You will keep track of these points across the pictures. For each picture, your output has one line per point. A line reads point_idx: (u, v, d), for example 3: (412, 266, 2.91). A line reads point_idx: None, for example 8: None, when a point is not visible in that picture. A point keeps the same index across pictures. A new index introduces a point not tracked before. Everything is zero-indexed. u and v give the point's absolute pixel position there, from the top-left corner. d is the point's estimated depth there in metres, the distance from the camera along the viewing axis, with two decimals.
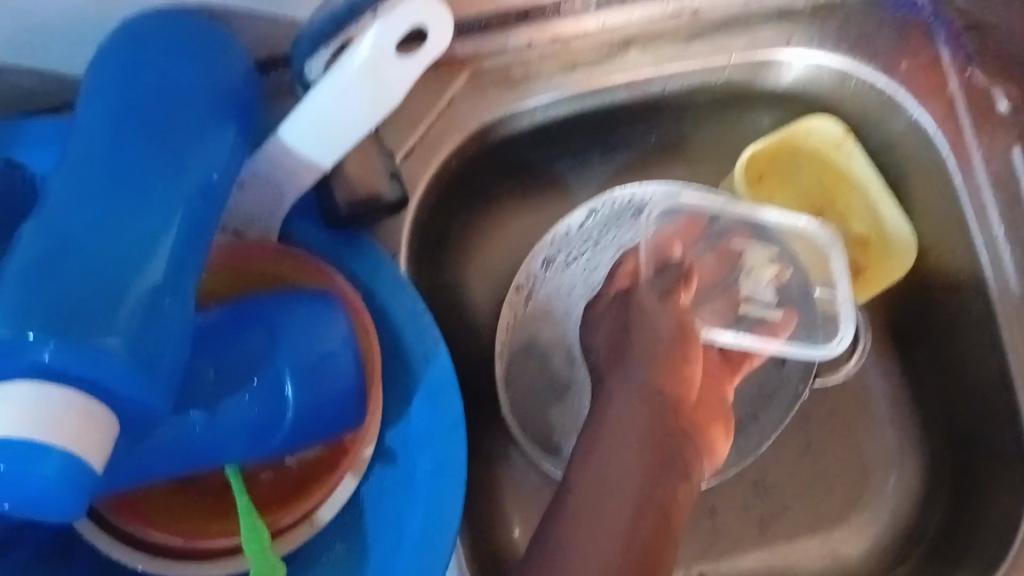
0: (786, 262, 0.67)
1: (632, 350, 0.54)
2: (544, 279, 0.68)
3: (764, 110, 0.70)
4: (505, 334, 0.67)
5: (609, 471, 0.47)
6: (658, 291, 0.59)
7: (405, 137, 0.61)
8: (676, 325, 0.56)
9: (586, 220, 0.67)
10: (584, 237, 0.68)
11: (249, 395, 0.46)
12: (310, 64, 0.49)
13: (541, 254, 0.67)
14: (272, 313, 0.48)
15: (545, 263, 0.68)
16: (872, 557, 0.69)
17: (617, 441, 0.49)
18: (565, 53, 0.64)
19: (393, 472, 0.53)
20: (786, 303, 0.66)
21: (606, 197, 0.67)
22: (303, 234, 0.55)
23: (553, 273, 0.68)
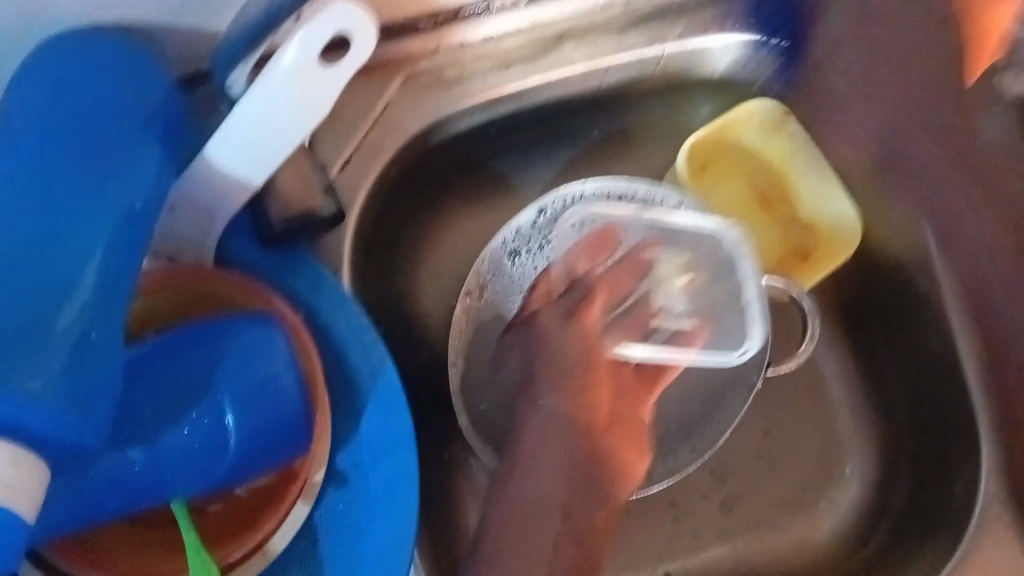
0: (697, 268, 0.63)
1: (539, 374, 0.57)
2: (501, 271, 0.67)
3: (704, 97, 0.70)
4: (457, 335, 0.66)
5: (526, 506, 0.50)
6: (562, 310, 0.60)
7: (340, 146, 0.59)
8: (581, 348, 0.58)
9: (538, 218, 0.67)
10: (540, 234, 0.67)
11: (190, 427, 0.44)
12: (230, 79, 0.48)
13: (493, 253, 0.67)
14: (211, 339, 0.46)
15: (496, 262, 0.67)
16: (837, 539, 0.69)
17: (533, 475, 0.52)
18: (500, 52, 0.63)
19: (347, 493, 0.52)
20: (698, 312, 0.63)
21: (557, 195, 0.67)
22: (237, 253, 0.53)
23: (507, 271, 0.67)
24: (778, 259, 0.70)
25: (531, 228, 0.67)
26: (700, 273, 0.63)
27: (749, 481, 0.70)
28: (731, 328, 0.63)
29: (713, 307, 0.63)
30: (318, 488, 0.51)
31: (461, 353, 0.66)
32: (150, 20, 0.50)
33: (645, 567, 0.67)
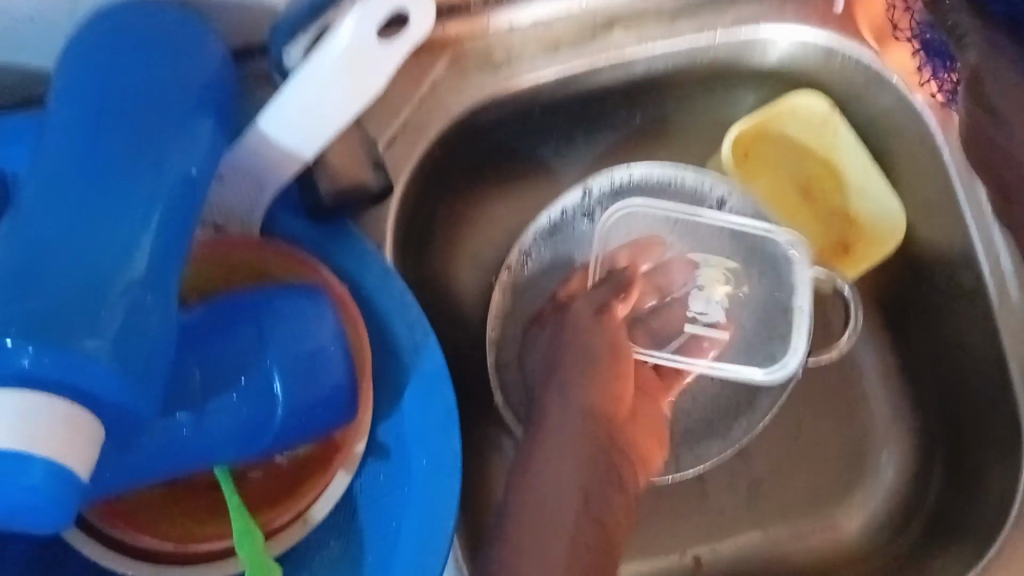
0: (739, 279, 0.66)
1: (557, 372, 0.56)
2: (565, 228, 0.68)
3: (749, 85, 0.69)
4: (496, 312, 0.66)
5: (541, 502, 0.49)
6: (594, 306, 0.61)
7: (387, 124, 0.59)
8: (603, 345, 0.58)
9: (584, 201, 0.68)
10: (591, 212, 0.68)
11: (240, 395, 0.45)
12: (287, 53, 0.48)
13: (551, 222, 0.67)
14: (262, 308, 0.46)
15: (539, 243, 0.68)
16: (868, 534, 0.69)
17: (548, 467, 0.50)
18: (547, 34, 0.62)
19: (388, 467, 0.52)
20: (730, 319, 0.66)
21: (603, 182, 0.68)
22: (284, 226, 0.54)
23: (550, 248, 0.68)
24: (817, 252, 0.71)
25: (579, 209, 0.68)
26: (744, 282, 0.66)
27: (778, 472, 0.71)
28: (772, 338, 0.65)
29: (748, 315, 0.65)
30: (358, 461, 0.52)
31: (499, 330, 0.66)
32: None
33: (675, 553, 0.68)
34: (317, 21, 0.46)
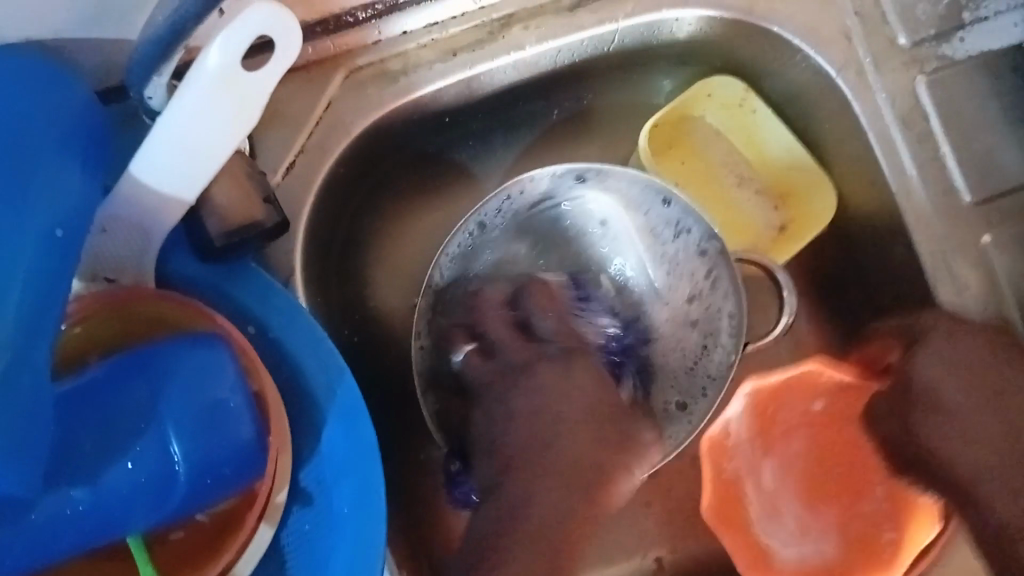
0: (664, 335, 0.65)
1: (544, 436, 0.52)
2: (543, 196, 0.63)
3: (664, 70, 0.68)
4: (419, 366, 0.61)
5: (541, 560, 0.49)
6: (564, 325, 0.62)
7: (284, 151, 0.56)
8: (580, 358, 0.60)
9: (530, 190, 0.62)
10: (549, 195, 0.63)
11: (134, 460, 0.42)
12: (147, 92, 0.44)
13: (518, 194, 0.62)
14: (151, 362, 0.44)
15: (475, 235, 0.62)
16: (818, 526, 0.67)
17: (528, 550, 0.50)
18: (444, 39, 0.59)
19: (314, 514, 0.50)
20: (662, 386, 0.64)
21: (600, 171, 0.61)
22: (180, 270, 0.51)
23: (496, 230, 0.63)
24: (744, 237, 0.69)
25: (521, 199, 0.62)
26: (674, 336, 0.65)
27: (734, 459, 0.69)
28: (678, 409, 0.64)
29: (677, 366, 0.65)
30: (280, 511, 0.49)
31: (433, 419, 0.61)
32: (66, 32, 0.46)
33: (634, 557, 0.67)
34: (168, 56, 0.42)
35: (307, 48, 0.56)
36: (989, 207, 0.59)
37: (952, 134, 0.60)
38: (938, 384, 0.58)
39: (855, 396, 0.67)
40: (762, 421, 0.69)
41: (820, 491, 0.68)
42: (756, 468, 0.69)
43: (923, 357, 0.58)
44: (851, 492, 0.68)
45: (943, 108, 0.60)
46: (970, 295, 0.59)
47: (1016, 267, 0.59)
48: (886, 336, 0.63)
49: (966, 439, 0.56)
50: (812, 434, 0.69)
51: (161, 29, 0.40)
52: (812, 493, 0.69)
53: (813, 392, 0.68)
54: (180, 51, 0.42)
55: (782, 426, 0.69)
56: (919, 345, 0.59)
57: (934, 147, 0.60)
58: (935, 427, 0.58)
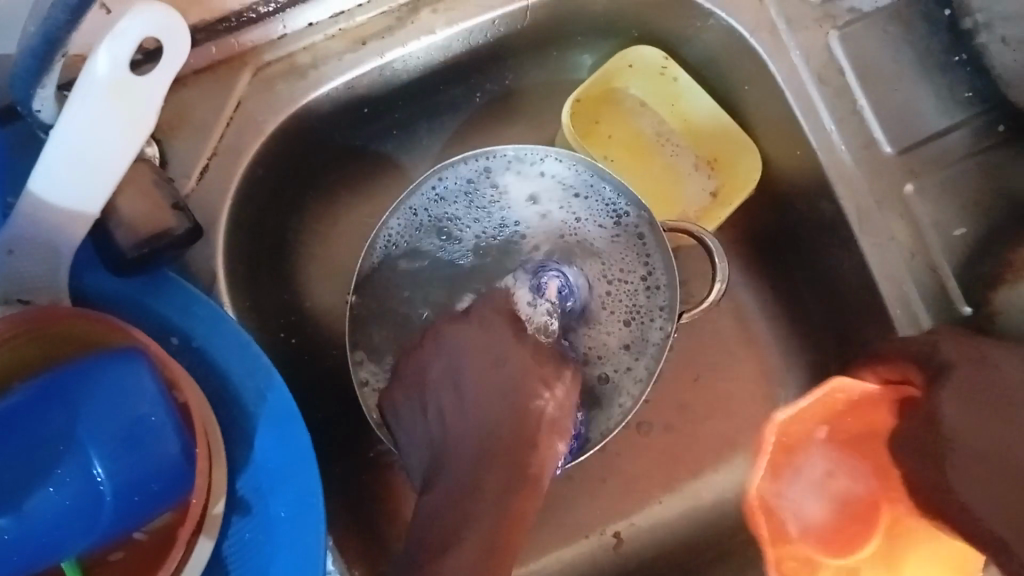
0: (597, 320, 0.62)
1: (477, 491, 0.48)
2: (480, 182, 0.63)
3: (582, 44, 0.68)
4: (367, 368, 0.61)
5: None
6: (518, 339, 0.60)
7: (195, 155, 0.54)
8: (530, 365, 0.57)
9: (468, 172, 0.62)
10: (484, 180, 0.63)
11: (56, 485, 0.41)
12: (34, 106, 0.44)
13: (455, 177, 0.62)
14: (67, 385, 0.43)
15: (410, 222, 0.62)
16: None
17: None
18: (351, 29, 0.57)
19: (253, 523, 0.49)
20: (599, 366, 0.61)
21: (536, 152, 0.61)
22: (95, 287, 0.49)
23: (432, 216, 0.62)
24: (673, 208, 0.68)
25: (460, 181, 0.62)
26: (607, 319, 0.62)
27: (685, 428, 0.69)
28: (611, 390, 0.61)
29: (608, 351, 0.62)
30: (218, 523, 0.48)
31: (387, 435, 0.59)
32: None
33: (592, 534, 0.67)
34: (51, 62, 0.42)
35: (210, 48, 0.54)
36: (910, 156, 0.60)
37: (866, 87, 0.60)
38: (944, 413, 0.49)
39: (877, 411, 0.56)
40: (779, 441, 0.57)
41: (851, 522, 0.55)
42: (794, 506, 0.55)
43: (946, 393, 0.50)
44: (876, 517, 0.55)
45: (857, 61, 0.60)
46: (897, 246, 0.59)
47: (941, 214, 0.59)
48: (897, 368, 0.55)
49: (961, 470, 0.47)
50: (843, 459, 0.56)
51: (35, 42, 0.40)
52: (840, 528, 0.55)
53: (831, 416, 0.57)
54: (62, 61, 0.42)
55: (804, 468, 0.56)
56: (944, 378, 0.51)
57: (851, 101, 0.60)
58: (931, 472, 0.50)
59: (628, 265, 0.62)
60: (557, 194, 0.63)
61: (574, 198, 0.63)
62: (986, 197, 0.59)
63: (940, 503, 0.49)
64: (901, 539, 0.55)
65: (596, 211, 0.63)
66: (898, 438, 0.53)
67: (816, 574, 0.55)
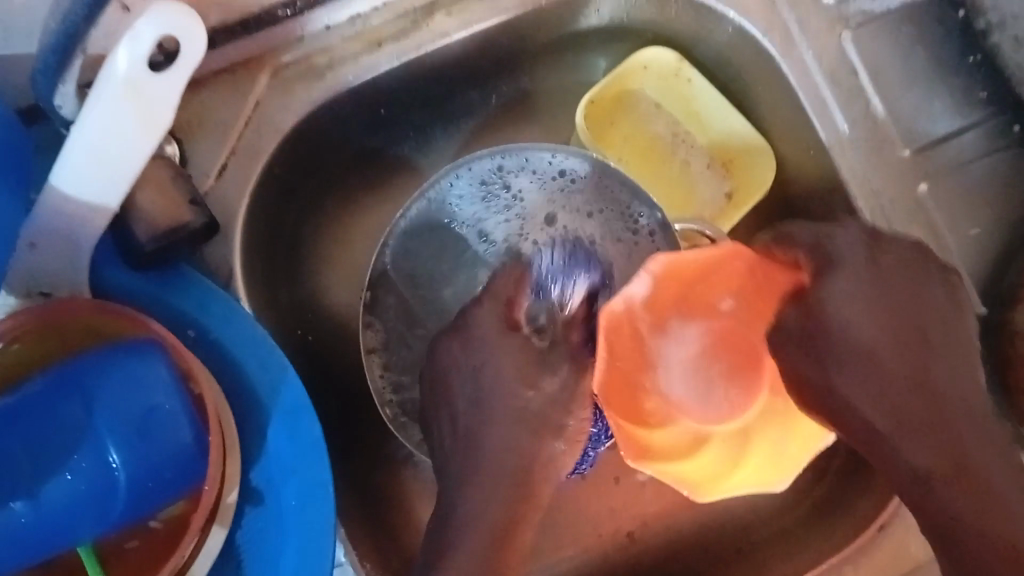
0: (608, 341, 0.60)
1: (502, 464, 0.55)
2: (490, 193, 0.62)
3: (597, 47, 0.68)
4: (372, 333, 0.63)
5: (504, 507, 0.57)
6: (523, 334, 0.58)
7: (215, 154, 0.56)
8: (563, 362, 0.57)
9: (479, 177, 0.62)
10: (495, 190, 0.62)
11: (73, 473, 0.43)
12: (56, 101, 0.45)
13: (471, 175, 0.62)
14: (84, 375, 0.44)
15: (428, 212, 0.62)
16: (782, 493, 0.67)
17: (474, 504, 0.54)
18: (367, 30, 0.58)
19: (265, 513, 0.50)
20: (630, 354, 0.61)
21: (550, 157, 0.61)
22: (113, 281, 0.51)
23: (448, 213, 0.62)
24: (687, 209, 0.69)
25: (472, 187, 0.62)
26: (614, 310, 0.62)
27: None
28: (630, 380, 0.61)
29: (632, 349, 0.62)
30: (232, 513, 0.49)
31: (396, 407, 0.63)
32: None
33: (606, 533, 0.67)
34: (73, 54, 0.43)
35: (228, 50, 0.55)
36: (924, 156, 0.59)
37: (880, 86, 0.60)
38: (832, 316, 0.53)
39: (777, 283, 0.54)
40: (675, 321, 0.55)
41: (733, 375, 0.60)
42: (667, 379, 0.58)
43: (839, 286, 0.53)
44: (753, 397, 0.61)
45: (871, 62, 0.60)
46: None
47: (955, 215, 0.59)
48: (798, 253, 0.53)
49: (852, 378, 0.53)
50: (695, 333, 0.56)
51: (56, 36, 0.42)
52: (733, 374, 0.60)
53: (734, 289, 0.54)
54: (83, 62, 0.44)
55: (673, 336, 0.56)
56: (833, 274, 0.53)
57: (864, 101, 0.60)
58: (814, 368, 0.54)
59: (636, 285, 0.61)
60: (562, 216, 0.63)
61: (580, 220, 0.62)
62: (1000, 197, 0.59)
63: (813, 392, 0.55)
64: (774, 419, 0.62)
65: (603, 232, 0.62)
66: (781, 324, 0.55)
67: (674, 419, 0.60)
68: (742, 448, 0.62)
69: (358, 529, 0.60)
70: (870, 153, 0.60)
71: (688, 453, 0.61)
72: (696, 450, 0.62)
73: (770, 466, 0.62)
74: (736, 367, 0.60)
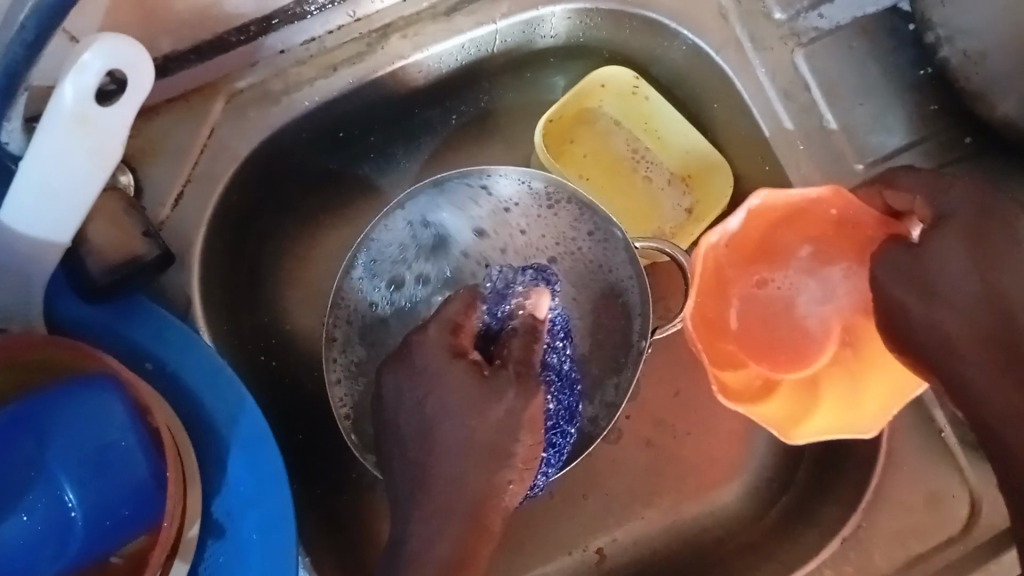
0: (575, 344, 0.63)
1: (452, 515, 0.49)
2: (449, 205, 0.63)
3: (556, 66, 0.69)
4: (341, 328, 0.61)
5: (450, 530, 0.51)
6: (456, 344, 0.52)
7: (170, 182, 0.55)
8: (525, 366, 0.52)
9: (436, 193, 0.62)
10: (453, 201, 0.63)
11: (28, 513, 0.42)
12: (4, 138, 0.45)
13: (431, 192, 0.61)
14: (38, 412, 0.43)
15: (390, 229, 0.62)
16: (745, 502, 0.68)
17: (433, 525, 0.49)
18: (323, 55, 0.58)
19: (227, 545, 0.49)
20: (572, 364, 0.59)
21: (501, 172, 0.61)
22: (67, 314, 0.50)
23: (412, 224, 0.62)
24: (648, 227, 0.69)
25: (431, 202, 0.62)
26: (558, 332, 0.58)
27: (670, 441, 0.69)
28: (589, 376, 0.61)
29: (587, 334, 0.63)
30: (194, 545, 0.48)
31: (350, 408, 0.61)
32: None
33: (575, 551, 0.67)
34: (16, 92, 0.41)
35: (182, 77, 0.55)
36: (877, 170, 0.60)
37: (832, 102, 0.61)
38: (935, 271, 0.51)
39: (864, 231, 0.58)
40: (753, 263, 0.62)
41: (790, 328, 0.63)
42: (747, 321, 0.63)
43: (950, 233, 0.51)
44: (825, 345, 0.63)
45: (823, 78, 0.61)
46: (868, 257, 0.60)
47: None
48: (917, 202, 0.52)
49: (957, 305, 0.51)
50: (758, 273, 0.63)
51: None
52: (800, 325, 0.63)
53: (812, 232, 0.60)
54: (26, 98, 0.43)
55: (773, 280, 0.63)
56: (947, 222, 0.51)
57: (817, 116, 0.61)
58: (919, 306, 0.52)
59: (597, 293, 0.63)
60: (517, 229, 0.64)
61: (534, 234, 0.63)
62: None
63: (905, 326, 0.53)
64: (841, 370, 0.62)
65: (555, 248, 0.63)
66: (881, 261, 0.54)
67: (742, 360, 0.62)
68: (811, 403, 0.62)
69: (324, 555, 0.59)
70: (826, 167, 0.61)
71: (762, 397, 0.61)
72: (769, 398, 0.62)
73: (849, 411, 0.61)
74: (800, 319, 0.63)
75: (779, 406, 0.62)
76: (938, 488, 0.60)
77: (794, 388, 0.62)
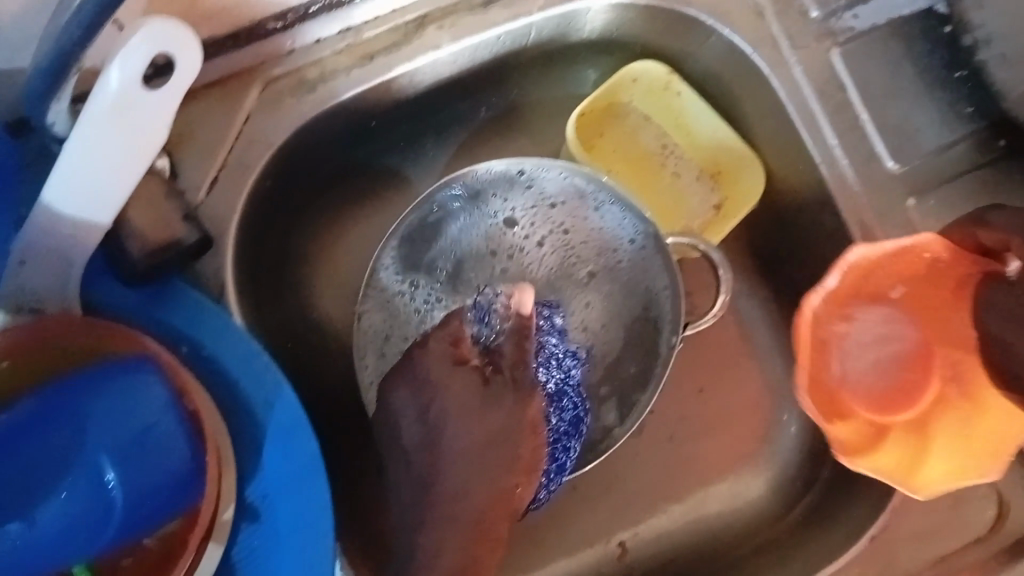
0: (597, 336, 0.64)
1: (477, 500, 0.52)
2: (482, 194, 0.63)
3: (587, 61, 0.69)
4: (370, 315, 0.62)
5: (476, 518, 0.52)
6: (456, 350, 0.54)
7: (206, 168, 0.55)
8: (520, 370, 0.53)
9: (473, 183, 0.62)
10: (486, 191, 0.63)
11: (66, 492, 0.43)
12: (49, 119, 0.45)
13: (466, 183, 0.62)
14: (78, 396, 0.44)
15: (423, 218, 0.62)
16: (768, 500, 0.68)
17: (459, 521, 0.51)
18: (359, 44, 0.58)
19: (262, 529, 0.49)
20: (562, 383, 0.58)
21: (540, 166, 0.61)
22: (104, 297, 0.50)
23: (445, 213, 0.63)
24: (676, 222, 0.69)
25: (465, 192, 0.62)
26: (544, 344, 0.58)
27: (693, 437, 0.69)
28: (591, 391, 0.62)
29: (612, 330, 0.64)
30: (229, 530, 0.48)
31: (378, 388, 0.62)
32: None
33: (598, 546, 0.67)
34: (68, 72, 0.41)
35: (220, 63, 0.55)
36: (909, 171, 0.60)
37: (866, 101, 0.60)
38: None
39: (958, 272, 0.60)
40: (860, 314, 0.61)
41: (898, 374, 0.62)
42: (857, 372, 0.62)
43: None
44: (929, 385, 0.62)
45: (857, 77, 0.61)
46: None
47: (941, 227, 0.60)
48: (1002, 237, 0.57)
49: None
50: (869, 323, 0.62)
51: (48, 56, 0.40)
52: (905, 371, 0.62)
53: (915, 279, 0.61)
54: (75, 77, 0.43)
55: (881, 326, 0.62)
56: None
57: (852, 116, 0.61)
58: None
59: (625, 291, 0.63)
60: (549, 221, 0.63)
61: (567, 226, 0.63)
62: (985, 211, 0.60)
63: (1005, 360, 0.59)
64: (952, 413, 0.62)
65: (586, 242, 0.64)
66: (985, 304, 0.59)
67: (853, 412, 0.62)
68: (925, 447, 0.61)
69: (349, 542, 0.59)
70: (860, 167, 0.60)
71: (878, 447, 0.61)
72: (884, 447, 0.61)
73: (967, 456, 0.60)
74: (908, 364, 0.62)
75: (899, 455, 0.61)
76: (963, 488, 0.60)
77: (902, 437, 0.62)
